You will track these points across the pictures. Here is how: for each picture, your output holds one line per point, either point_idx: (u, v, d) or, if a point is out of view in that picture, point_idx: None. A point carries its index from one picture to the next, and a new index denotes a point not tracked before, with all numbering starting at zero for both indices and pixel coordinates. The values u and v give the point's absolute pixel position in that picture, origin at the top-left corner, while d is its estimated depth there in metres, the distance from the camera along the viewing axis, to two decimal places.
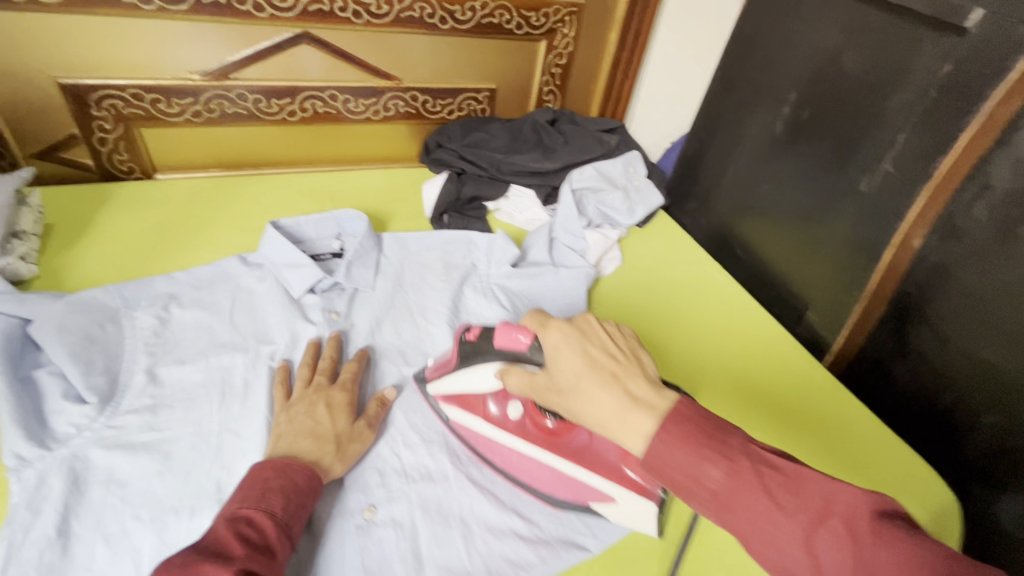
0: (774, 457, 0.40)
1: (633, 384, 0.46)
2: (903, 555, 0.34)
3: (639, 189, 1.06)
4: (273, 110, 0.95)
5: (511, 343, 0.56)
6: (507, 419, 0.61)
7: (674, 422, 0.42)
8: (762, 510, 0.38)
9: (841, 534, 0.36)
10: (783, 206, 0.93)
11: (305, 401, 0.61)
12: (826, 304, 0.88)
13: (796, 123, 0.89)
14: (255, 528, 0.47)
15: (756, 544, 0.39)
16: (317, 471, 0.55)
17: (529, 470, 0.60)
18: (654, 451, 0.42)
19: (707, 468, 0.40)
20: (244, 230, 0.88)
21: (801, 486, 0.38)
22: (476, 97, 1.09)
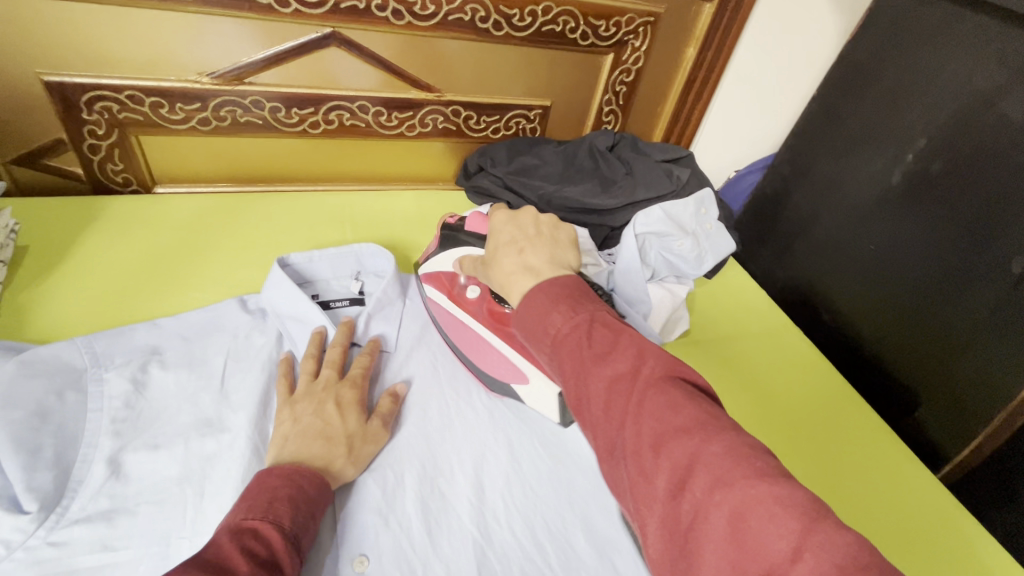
0: (612, 318, 0.44)
1: (534, 253, 0.53)
2: (679, 411, 0.36)
3: (711, 233, 0.87)
4: (294, 121, 0.82)
5: (480, 227, 0.72)
6: (466, 298, 0.67)
7: (549, 288, 0.46)
8: (577, 355, 0.41)
9: (628, 383, 0.38)
10: (891, 273, 0.77)
11: (313, 399, 0.55)
12: (943, 402, 0.72)
13: (920, 175, 0.73)
14: (261, 541, 0.42)
15: (566, 385, 0.41)
16: (327, 477, 0.50)
17: (471, 347, 0.65)
18: (523, 305, 0.46)
19: (552, 316, 0.44)
20: (251, 263, 0.74)
21: (622, 341, 0.41)
22: (526, 114, 0.95)
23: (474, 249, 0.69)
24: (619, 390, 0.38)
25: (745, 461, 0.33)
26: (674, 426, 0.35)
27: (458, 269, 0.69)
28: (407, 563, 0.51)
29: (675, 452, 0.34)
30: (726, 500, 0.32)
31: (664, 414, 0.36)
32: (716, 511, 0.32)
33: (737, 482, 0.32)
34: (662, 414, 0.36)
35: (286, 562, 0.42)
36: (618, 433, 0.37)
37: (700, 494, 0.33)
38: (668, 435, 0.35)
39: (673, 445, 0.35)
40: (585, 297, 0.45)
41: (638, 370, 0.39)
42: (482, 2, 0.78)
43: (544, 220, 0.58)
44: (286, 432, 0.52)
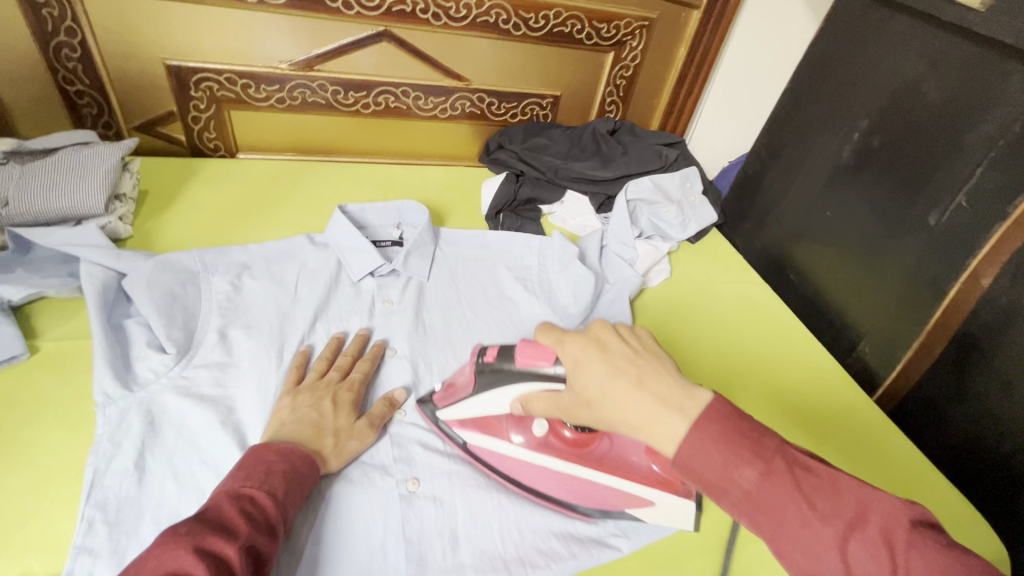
0: (808, 460, 0.42)
1: (653, 380, 0.47)
2: (944, 568, 0.35)
3: (694, 205, 1.06)
4: (349, 102, 1.01)
5: (535, 360, 0.57)
6: (532, 438, 0.61)
7: (713, 425, 0.43)
8: (797, 517, 0.40)
9: (881, 549, 0.37)
10: (844, 234, 0.92)
11: (312, 393, 0.61)
12: (881, 337, 0.86)
13: (864, 150, 0.88)
14: (256, 506, 0.46)
15: (782, 544, 0.40)
16: (317, 457, 0.54)
17: (564, 487, 0.59)
18: (687, 448, 0.43)
19: (741, 470, 0.41)
20: (313, 212, 0.93)
21: (835, 491, 0.40)
22: (539, 103, 1.12)
23: (546, 387, 0.56)
24: (868, 551, 0.38)
25: None
26: None
27: (522, 407, 0.58)
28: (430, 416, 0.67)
29: None
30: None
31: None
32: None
33: None
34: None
35: (278, 527, 0.46)
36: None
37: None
38: None
39: None
40: (744, 428, 0.43)
41: (883, 530, 0.38)
42: (505, 7, 0.97)
43: None
44: (284, 419, 0.58)
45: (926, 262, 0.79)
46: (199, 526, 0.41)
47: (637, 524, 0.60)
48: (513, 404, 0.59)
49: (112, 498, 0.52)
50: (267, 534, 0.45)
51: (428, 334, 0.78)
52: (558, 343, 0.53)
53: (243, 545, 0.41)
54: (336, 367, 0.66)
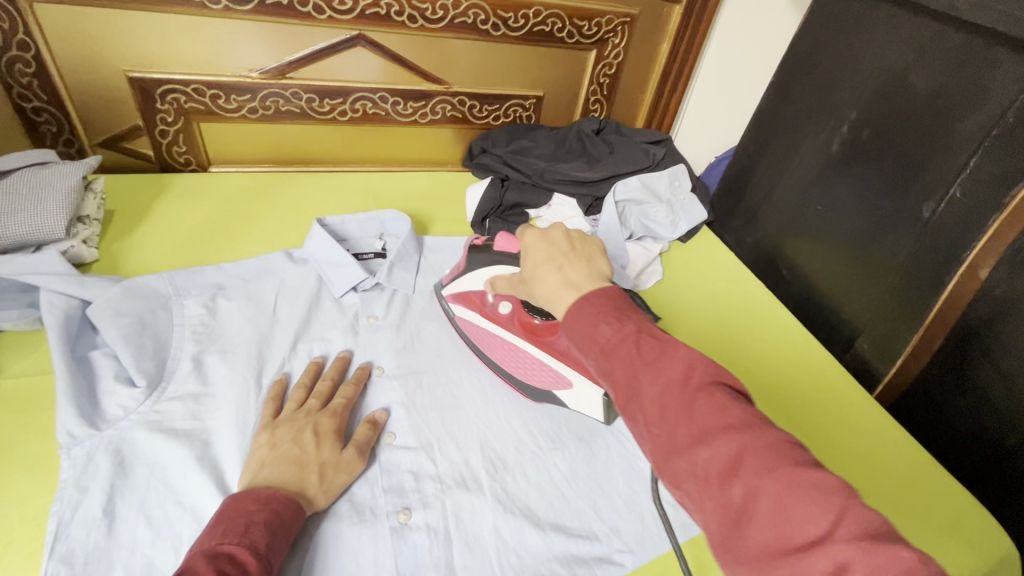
0: (659, 328, 0.43)
1: (574, 269, 0.49)
2: (727, 411, 0.36)
3: (683, 204, 1.04)
4: (325, 110, 0.97)
5: (508, 247, 0.68)
6: (500, 314, 0.69)
7: (594, 298, 0.45)
8: (629, 363, 0.40)
9: (679, 386, 0.38)
10: (837, 228, 0.90)
11: (293, 426, 0.57)
12: (879, 333, 0.85)
13: (854, 142, 0.86)
14: (236, 565, 0.42)
15: (614, 390, 0.41)
16: (300, 500, 0.51)
17: (514, 361, 0.68)
18: (568, 316, 0.46)
19: (602, 327, 0.43)
20: (291, 225, 0.89)
21: (668, 346, 0.41)
22: (522, 104, 1.09)
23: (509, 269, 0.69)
24: (672, 394, 0.38)
25: (790, 457, 0.34)
26: (724, 427, 0.36)
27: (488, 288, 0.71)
28: (425, 439, 0.64)
29: (723, 448, 0.35)
30: (777, 485, 0.33)
31: (714, 414, 0.36)
32: (766, 496, 0.33)
33: (784, 473, 0.33)
34: (712, 415, 0.36)
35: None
36: (669, 432, 0.37)
37: (752, 480, 0.34)
38: (715, 431, 0.36)
39: (722, 441, 0.35)
40: (632, 307, 0.45)
41: (688, 374, 0.38)
42: (483, 7, 0.94)
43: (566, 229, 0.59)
44: (263, 457, 0.54)
45: (925, 255, 0.77)
46: None
47: (643, 539, 0.58)
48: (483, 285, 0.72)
49: (79, 550, 0.49)
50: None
51: (417, 349, 0.74)
52: (523, 232, 0.56)
53: None
54: (313, 395, 0.62)
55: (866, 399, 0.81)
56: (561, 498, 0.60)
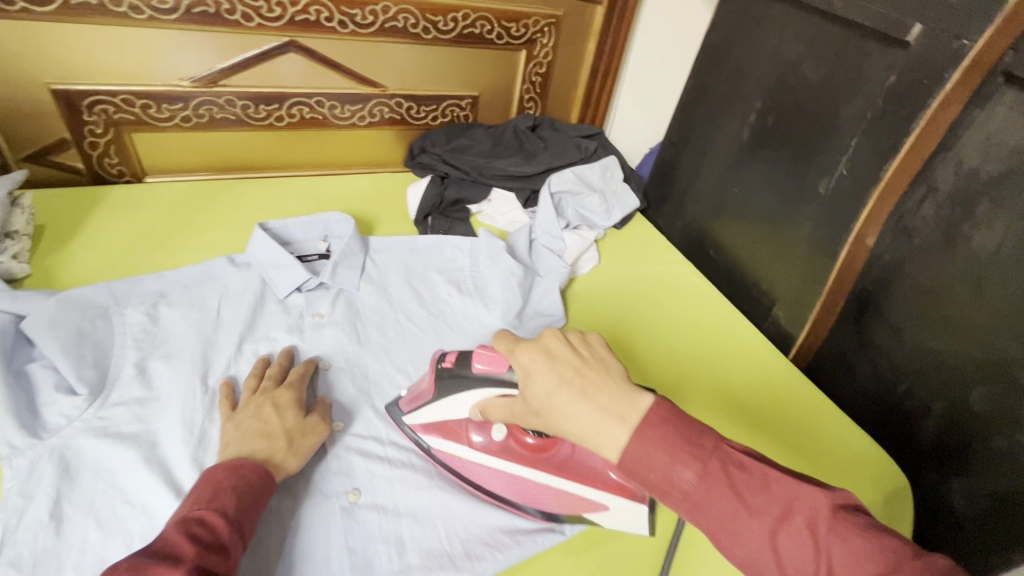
0: (743, 456, 0.44)
1: (597, 391, 0.47)
2: (866, 560, 0.37)
3: (616, 192, 1.11)
4: (262, 116, 0.99)
5: (492, 365, 0.58)
6: (495, 442, 0.62)
7: (656, 428, 0.44)
8: (733, 513, 0.42)
9: (805, 537, 0.40)
10: (751, 208, 0.98)
11: (252, 405, 0.60)
12: (790, 301, 0.94)
13: (760, 130, 0.95)
14: (208, 528, 0.46)
15: (719, 540, 0.42)
16: (271, 467, 0.54)
17: (531, 494, 0.60)
18: (629, 453, 0.44)
19: (681, 471, 0.43)
20: (233, 231, 0.90)
21: (767, 487, 0.42)
22: (459, 104, 1.13)
23: (500, 391, 0.58)
24: (803, 549, 0.40)
25: None
26: None
27: (482, 415, 0.60)
28: (372, 427, 0.67)
29: None
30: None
31: (855, 568, 0.37)
32: None
33: None
34: (853, 570, 0.37)
35: (234, 544, 0.47)
36: None
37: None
38: None
39: None
40: (694, 429, 0.44)
41: (813, 522, 0.40)
42: (412, 12, 0.97)
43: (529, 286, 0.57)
44: (231, 437, 0.57)
45: (824, 228, 0.85)
46: (140, 559, 0.41)
47: None
48: (473, 411, 0.61)
49: (27, 554, 0.50)
50: (223, 550, 0.45)
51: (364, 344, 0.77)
52: (514, 351, 0.52)
53: (193, 567, 0.42)
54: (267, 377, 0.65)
55: (783, 362, 0.89)
56: None
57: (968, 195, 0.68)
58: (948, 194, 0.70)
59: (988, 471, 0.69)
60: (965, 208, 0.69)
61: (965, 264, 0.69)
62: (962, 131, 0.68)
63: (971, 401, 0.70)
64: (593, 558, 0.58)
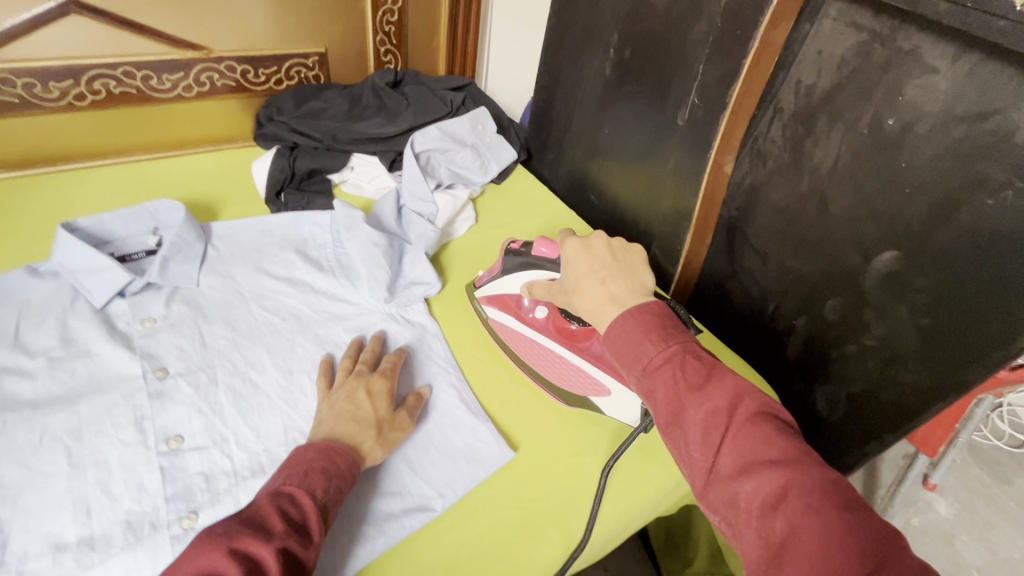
0: (705, 353, 0.51)
1: (615, 283, 0.58)
2: (773, 445, 0.44)
3: (490, 146, 1.05)
4: (54, 95, 0.83)
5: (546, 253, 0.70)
6: (540, 321, 0.72)
7: (642, 316, 0.54)
8: (674, 385, 0.48)
9: (727, 417, 0.46)
10: (622, 148, 0.96)
11: (346, 387, 0.60)
12: (665, 239, 0.94)
13: (620, 64, 0.91)
14: (298, 507, 0.46)
15: (657, 408, 0.49)
16: (357, 456, 0.53)
17: (552, 366, 0.69)
18: (615, 328, 0.54)
19: (646, 347, 0.51)
20: (37, 237, 0.77)
21: (713, 376, 0.48)
22: (305, 63, 1.01)
23: (545, 274, 0.70)
24: (720, 425, 0.46)
25: (831, 492, 0.41)
26: (768, 459, 0.43)
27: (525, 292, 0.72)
28: (220, 435, 0.59)
29: (767, 479, 0.43)
30: (816, 527, 0.40)
31: (760, 448, 0.44)
32: (805, 533, 0.40)
33: (825, 509, 0.40)
34: (758, 448, 0.44)
35: (320, 530, 0.46)
36: (714, 459, 0.45)
37: (793, 516, 0.41)
38: (759, 464, 0.43)
39: (766, 473, 0.43)
40: (674, 328, 0.53)
41: (738, 407, 0.46)
42: None
43: (615, 243, 0.63)
44: (322, 415, 0.57)
45: (687, 161, 0.84)
46: (234, 526, 0.42)
47: (452, 482, 0.59)
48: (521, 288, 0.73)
49: None
50: (306, 538, 0.45)
51: (208, 346, 0.67)
52: (564, 240, 0.66)
53: (279, 546, 0.42)
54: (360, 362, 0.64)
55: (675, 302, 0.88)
56: None
57: (808, 112, 0.68)
58: (792, 113, 0.70)
59: (847, 376, 0.73)
60: (806, 126, 0.69)
61: (812, 181, 0.70)
62: (797, 48, 0.67)
63: (826, 311, 0.73)
64: (465, 534, 0.55)
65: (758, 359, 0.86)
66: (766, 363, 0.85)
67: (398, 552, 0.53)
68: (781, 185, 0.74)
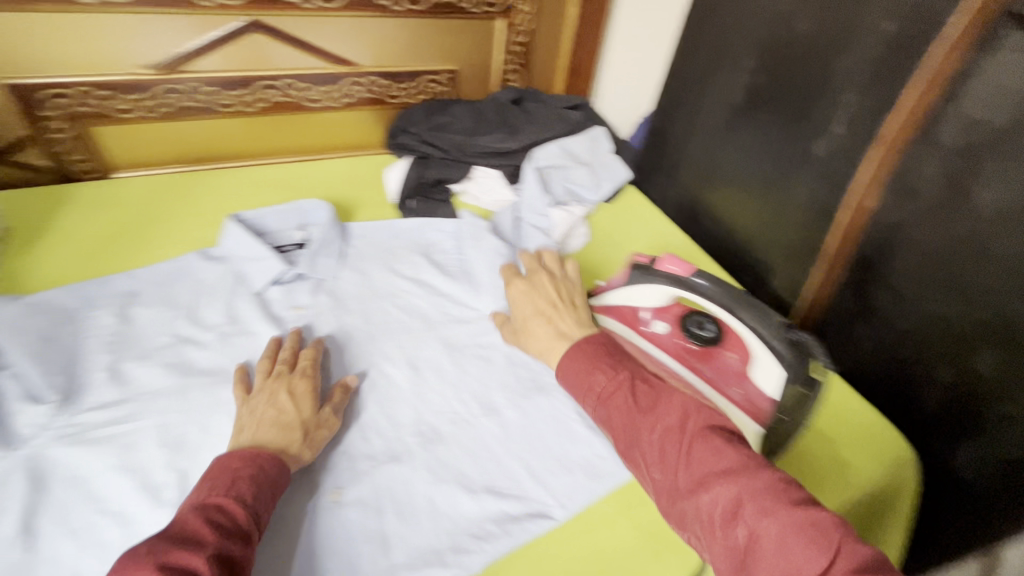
0: (653, 377, 0.57)
1: (561, 322, 0.67)
2: (723, 456, 0.49)
3: (605, 164, 1.07)
4: (230, 102, 0.94)
5: (675, 268, 0.69)
6: (659, 337, 0.70)
7: (591, 348, 0.61)
8: (629, 411, 0.54)
9: (678, 435, 0.51)
10: (745, 174, 0.95)
11: (266, 391, 0.60)
12: (787, 270, 0.91)
13: (753, 90, 0.90)
14: (225, 514, 0.47)
15: (618, 435, 0.55)
16: (285, 458, 0.55)
17: None
18: (570, 363, 0.61)
19: (598, 377, 0.58)
20: (208, 225, 0.88)
21: (661, 399, 0.55)
22: (438, 79, 1.08)
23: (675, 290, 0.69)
24: (671, 443, 0.51)
25: (782, 493, 0.46)
26: (717, 470, 0.48)
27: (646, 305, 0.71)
28: (360, 420, 0.64)
29: (719, 489, 0.47)
30: (772, 527, 0.44)
31: (711, 460, 0.49)
32: (766, 536, 0.44)
33: (780, 511, 0.45)
34: (709, 461, 0.49)
35: (252, 533, 0.48)
36: (672, 478, 0.50)
37: (751, 522, 0.45)
38: (714, 476, 0.48)
39: (719, 483, 0.47)
40: (620, 357, 0.60)
41: (685, 423, 0.52)
42: None
43: (562, 290, 0.72)
44: (246, 421, 0.58)
45: (823, 193, 0.82)
46: (162, 543, 0.43)
47: (571, 493, 0.60)
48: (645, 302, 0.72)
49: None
50: (242, 541, 0.47)
51: (348, 335, 0.73)
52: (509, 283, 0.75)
53: (213, 554, 0.43)
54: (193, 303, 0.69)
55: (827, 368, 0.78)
56: (493, 460, 0.62)
57: (975, 150, 0.64)
58: (953, 148, 0.66)
59: (1004, 438, 0.66)
60: (971, 163, 0.64)
61: (970, 224, 0.65)
62: (967, 81, 0.63)
63: (977, 365, 0.67)
64: (586, 548, 0.56)
65: (889, 408, 0.80)
66: (898, 414, 0.79)
67: (524, 555, 0.55)
68: (934, 226, 0.69)
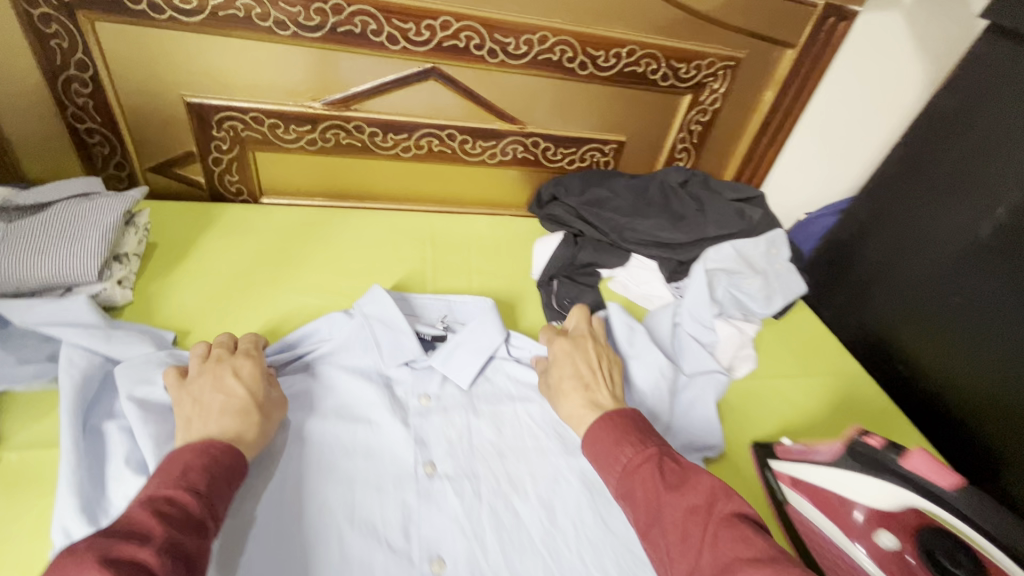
0: (682, 458, 0.50)
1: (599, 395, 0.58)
2: (750, 544, 0.41)
3: (780, 273, 0.88)
4: (388, 145, 0.90)
5: (926, 471, 0.52)
6: (880, 550, 0.54)
7: (617, 420, 0.53)
8: (654, 488, 0.46)
9: (701, 515, 0.44)
10: (980, 328, 0.75)
11: (206, 373, 0.54)
12: None
13: (1013, 230, 0.72)
14: (177, 507, 0.41)
15: (637, 515, 0.46)
16: (238, 446, 0.49)
17: None
18: (592, 438, 0.53)
19: (625, 450, 0.50)
20: (341, 272, 0.81)
21: (691, 479, 0.47)
22: (602, 148, 0.99)
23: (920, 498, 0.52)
24: (696, 525, 0.43)
25: None
26: (745, 558, 0.40)
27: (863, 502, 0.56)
28: (480, 575, 0.52)
29: None
30: None
31: (737, 547, 0.41)
32: None
33: None
34: (734, 546, 0.41)
35: (207, 523, 0.42)
36: (692, 561, 0.42)
37: None
38: (741, 563, 0.40)
39: (747, 571, 0.39)
40: (647, 432, 0.52)
41: (711, 504, 0.44)
42: (571, 44, 0.84)
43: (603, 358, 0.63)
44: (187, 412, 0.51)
45: None
46: (106, 539, 0.37)
47: None
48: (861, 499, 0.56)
49: None
50: (195, 532, 0.40)
51: (474, 444, 0.61)
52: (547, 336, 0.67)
53: (163, 546, 0.38)
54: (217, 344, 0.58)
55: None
56: None
57: None
58: None
59: None
60: None
61: None
62: None
63: None
64: None
65: None
66: None
67: None
68: None
